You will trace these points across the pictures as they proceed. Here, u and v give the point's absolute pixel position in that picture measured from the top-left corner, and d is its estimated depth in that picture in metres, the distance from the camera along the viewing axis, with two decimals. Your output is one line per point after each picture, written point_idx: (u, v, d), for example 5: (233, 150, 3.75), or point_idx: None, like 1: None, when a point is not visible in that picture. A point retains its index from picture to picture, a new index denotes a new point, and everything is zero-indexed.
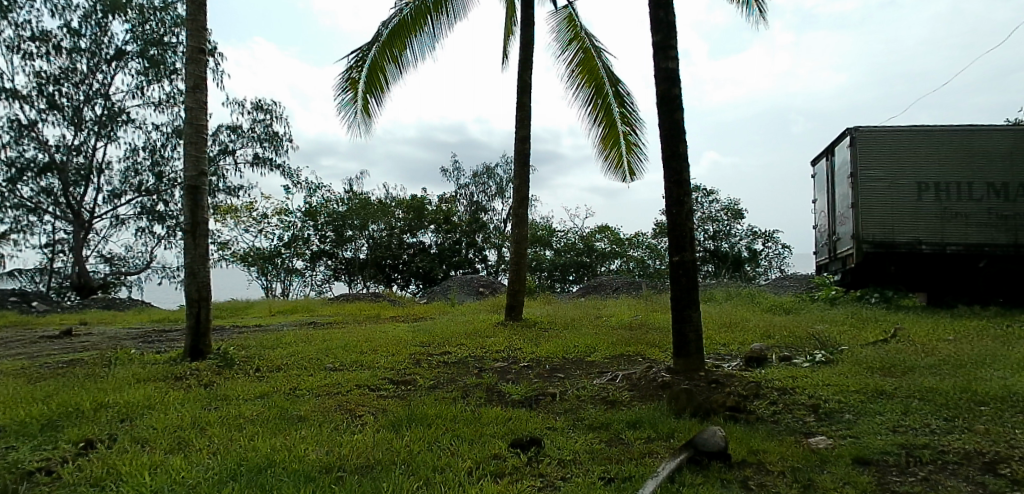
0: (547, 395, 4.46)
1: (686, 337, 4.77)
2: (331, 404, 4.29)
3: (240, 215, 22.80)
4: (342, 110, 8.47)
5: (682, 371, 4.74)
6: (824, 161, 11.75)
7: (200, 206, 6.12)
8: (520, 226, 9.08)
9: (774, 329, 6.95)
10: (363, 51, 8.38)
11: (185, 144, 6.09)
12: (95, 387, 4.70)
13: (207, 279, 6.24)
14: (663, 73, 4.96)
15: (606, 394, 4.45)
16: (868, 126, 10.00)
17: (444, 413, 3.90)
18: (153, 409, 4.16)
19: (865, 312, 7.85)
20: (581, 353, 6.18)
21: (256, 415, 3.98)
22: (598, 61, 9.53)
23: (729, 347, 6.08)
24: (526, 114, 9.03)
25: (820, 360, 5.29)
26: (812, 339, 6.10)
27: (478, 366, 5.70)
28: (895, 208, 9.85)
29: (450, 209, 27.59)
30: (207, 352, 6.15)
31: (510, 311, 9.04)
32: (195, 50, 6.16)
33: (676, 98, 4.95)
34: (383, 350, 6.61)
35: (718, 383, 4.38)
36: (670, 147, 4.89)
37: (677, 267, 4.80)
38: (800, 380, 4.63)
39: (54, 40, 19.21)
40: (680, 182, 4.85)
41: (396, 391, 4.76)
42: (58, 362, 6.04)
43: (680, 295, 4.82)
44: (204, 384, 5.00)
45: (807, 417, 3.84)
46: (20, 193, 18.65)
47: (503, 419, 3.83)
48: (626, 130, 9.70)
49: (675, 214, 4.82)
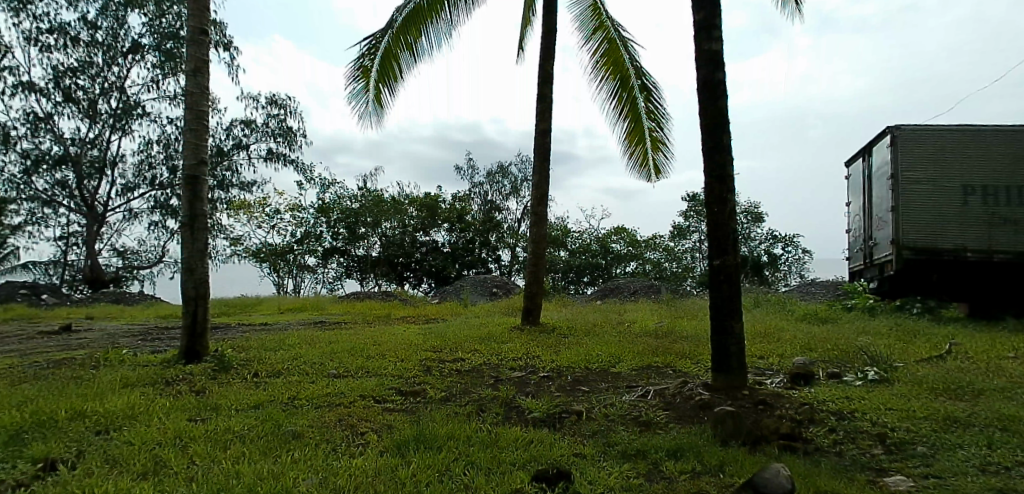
0: (573, 413, 3.98)
1: (727, 350, 4.28)
2: (332, 419, 3.86)
3: (253, 210, 22.62)
4: (353, 100, 8.07)
5: (723, 389, 4.23)
6: (861, 161, 11.12)
7: (199, 199, 5.72)
8: (539, 226, 8.57)
9: (815, 342, 6.39)
10: (376, 38, 7.96)
11: (184, 131, 5.69)
12: (75, 393, 4.28)
13: (205, 275, 5.83)
14: (705, 56, 4.46)
15: (638, 413, 3.96)
16: (911, 125, 9.38)
17: (459, 434, 3.45)
18: (136, 419, 3.75)
19: (911, 324, 7.28)
20: (605, 363, 5.69)
21: (247, 431, 3.56)
22: (624, 51, 9.01)
23: (768, 361, 5.55)
24: (548, 107, 8.56)
25: (873, 378, 4.74)
26: (860, 354, 5.54)
27: (493, 376, 5.23)
28: (939, 212, 9.22)
29: (464, 208, 27.14)
30: (203, 354, 5.74)
31: (527, 314, 8.57)
32: (196, 31, 5.76)
33: (720, 83, 4.45)
34: (392, 355, 6.16)
35: (766, 405, 3.88)
36: (712, 138, 4.40)
37: (718, 272, 4.31)
38: (858, 402, 4.09)
39: (72, 33, 19.10)
40: (723, 177, 4.35)
41: (404, 404, 4.30)
42: (46, 361, 5.68)
43: (721, 303, 4.32)
44: (196, 391, 4.58)
45: (875, 449, 3.33)
46: (35, 185, 18.58)
47: (524, 443, 3.36)
48: (651, 127, 9.19)
49: (716, 213, 4.34)
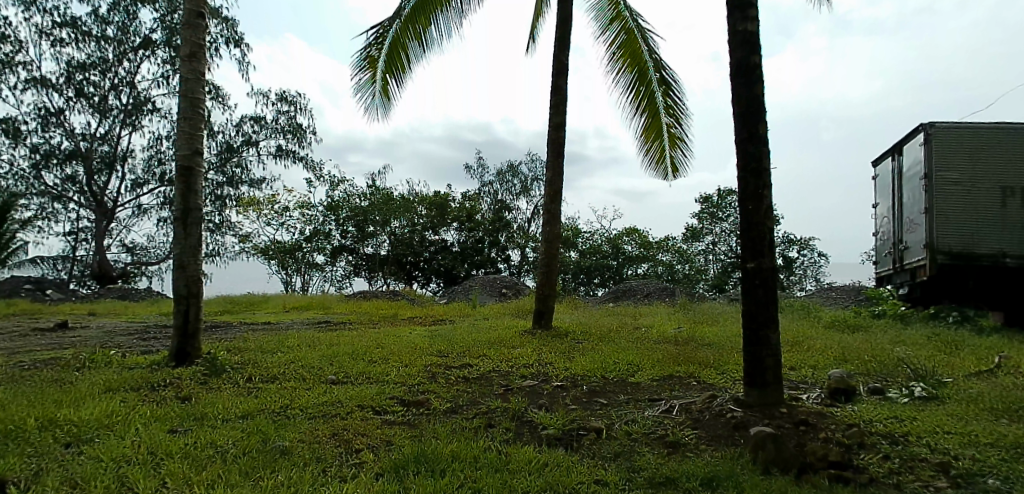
0: (591, 431, 3.58)
1: (762, 362, 3.87)
2: (325, 433, 3.50)
3: (262, 208, 22.46)
4: (359, 91, 7.75)
5: (756, 406, 3.82)
6: (890, 160, 10.62)
7: (194, 192, 5.39)
8: (552, 225, 8.16)
9: (847, 352, 5.95)
10: (384, 26, 7.62)
11: (178, 120, 5.38)
12: (50, 398, 3.95)
13: (198, 273, 5.47)
14: (739, 37, 4.06)
15: (664, 432, 3.55)
16: (946, 122, 8.86)
17: (465, 453, 3.08)
18: (112, 430, 3.41)
19: (950, 334, 6.80)
20: (623, 371, 5.30)
21: (230, 446, 3.20)
22: (642, 42, 8.60)
23: (802, 373, 5.12)
24: (563, 100, 8.16)
25: (921, 394, 4.31)
26: (902, 368, 5.10)
27: (503, 384, 4.87)
28: (975, 215, 8.71)
29: (474, 207, 26.77)
30: (195, 356, 5.42)
31: (539, 317, 8.19)
32: (193, 14, 5.44)
33: (757, 67, 4.04)
34: (394, 360, 5.81)
35: (808, 426, 3.47)
36: (747, 128, 3.99)
37: (752, 276, 3.91)
38: (910, 424, 3.66)
39: (84, 28, 19.00)
40: (759, 171, 3.94)
41: (405, 416, 3.93)
42: (32, 361, 5.38)
43: (754, 311, 3.92)
44: (182, 397, 4.24)
45: (938, 482, 2.90)
46: (45, 180, 18.50)
47: (538, 466, 2.98)
48: (670, 123, 8.77)
49: (751, 211, 3.93)
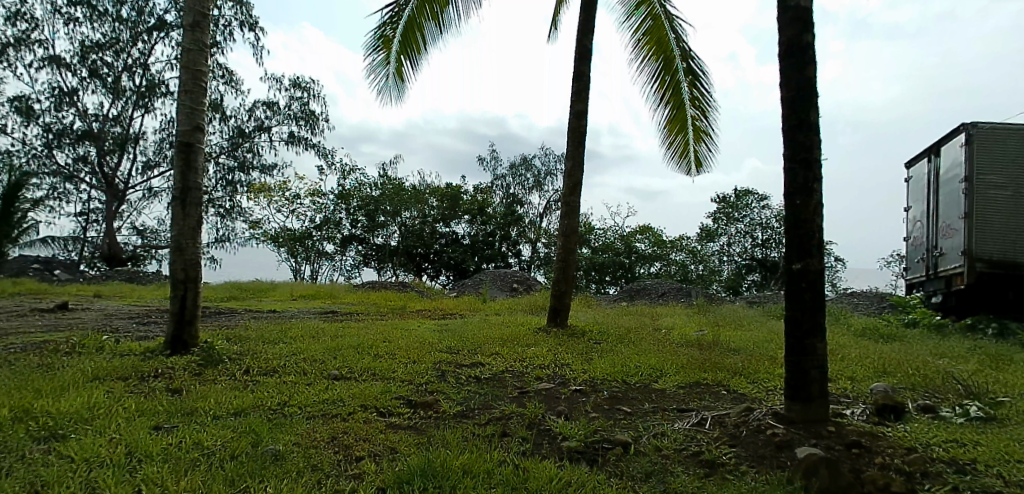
0: (616, 444, 3.23)
1: (807, 374, 3.50)
2: (323, 436, 3.17)
3: (273, 194, 22.25)
4: (373, 72, 7.43)
5: (800, 422, 3.46)
6: (925, 162, 10.13)
7: (193, 169, 5.07)
8: (570, 219, 7.77)
9: (885, 363, 5.56)
10: (400, 4, 7.24)
11: (180, 94, 5.07)
12: (27, 387, 3.65)
13: (197, 256, 5.17)
14: (791, 13, 3.66)
15: (698, 449, 3.20)
16: (990, 123, 8.38)
17: (478, 467, 2.74)
18: (90, 426, 3.10)
19: (994, 348, 6.36)
20: (646, 377, 4.93)
21: (218, 448, 2.89)
22: (669, 29, 8.16)
23: (841, 386, 4.73)
24: (585, 87, 7.78)
25: (980, 415, 3.91)
26: (950, 383, 4.71)
27: (518, 386, 4.53)
28: (1018, 221, 8.24)
29: (486, 200, 26.35)
30: (190, 344, 5.12)
31: (555, 315, 7.84)
32: None
33: (810, 47, 3.64)
34: (403, 355, 5.47)
35: (862, 449, 3.11)
36: (796, 114, 3.60)
37: (797, 278, 3.52)
38: (974, 450, 3.26)
39: (99, 7, 18.82)
40: (810, 162, 3.54)
41: (411, 420, 3.59)
42: (21, 345, 5.11)
43: (799, 317, 3.53)
44: (172, 389, 3.94)
45: None
46: (57, 159, 18.40)
47: (559, 487, 2.62)
48: (695, 115, 8.34)
49: (799, 206, 3.54)
